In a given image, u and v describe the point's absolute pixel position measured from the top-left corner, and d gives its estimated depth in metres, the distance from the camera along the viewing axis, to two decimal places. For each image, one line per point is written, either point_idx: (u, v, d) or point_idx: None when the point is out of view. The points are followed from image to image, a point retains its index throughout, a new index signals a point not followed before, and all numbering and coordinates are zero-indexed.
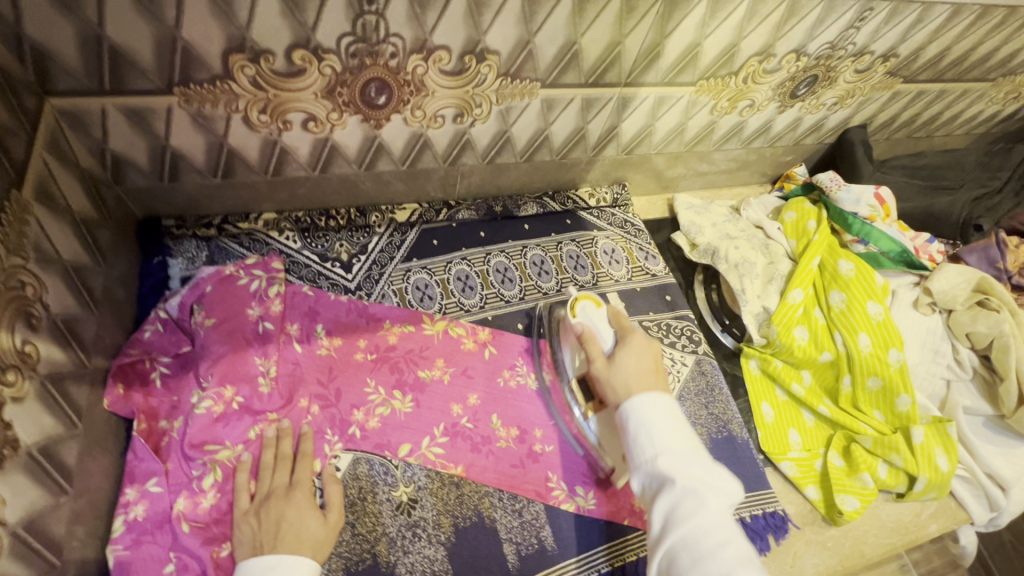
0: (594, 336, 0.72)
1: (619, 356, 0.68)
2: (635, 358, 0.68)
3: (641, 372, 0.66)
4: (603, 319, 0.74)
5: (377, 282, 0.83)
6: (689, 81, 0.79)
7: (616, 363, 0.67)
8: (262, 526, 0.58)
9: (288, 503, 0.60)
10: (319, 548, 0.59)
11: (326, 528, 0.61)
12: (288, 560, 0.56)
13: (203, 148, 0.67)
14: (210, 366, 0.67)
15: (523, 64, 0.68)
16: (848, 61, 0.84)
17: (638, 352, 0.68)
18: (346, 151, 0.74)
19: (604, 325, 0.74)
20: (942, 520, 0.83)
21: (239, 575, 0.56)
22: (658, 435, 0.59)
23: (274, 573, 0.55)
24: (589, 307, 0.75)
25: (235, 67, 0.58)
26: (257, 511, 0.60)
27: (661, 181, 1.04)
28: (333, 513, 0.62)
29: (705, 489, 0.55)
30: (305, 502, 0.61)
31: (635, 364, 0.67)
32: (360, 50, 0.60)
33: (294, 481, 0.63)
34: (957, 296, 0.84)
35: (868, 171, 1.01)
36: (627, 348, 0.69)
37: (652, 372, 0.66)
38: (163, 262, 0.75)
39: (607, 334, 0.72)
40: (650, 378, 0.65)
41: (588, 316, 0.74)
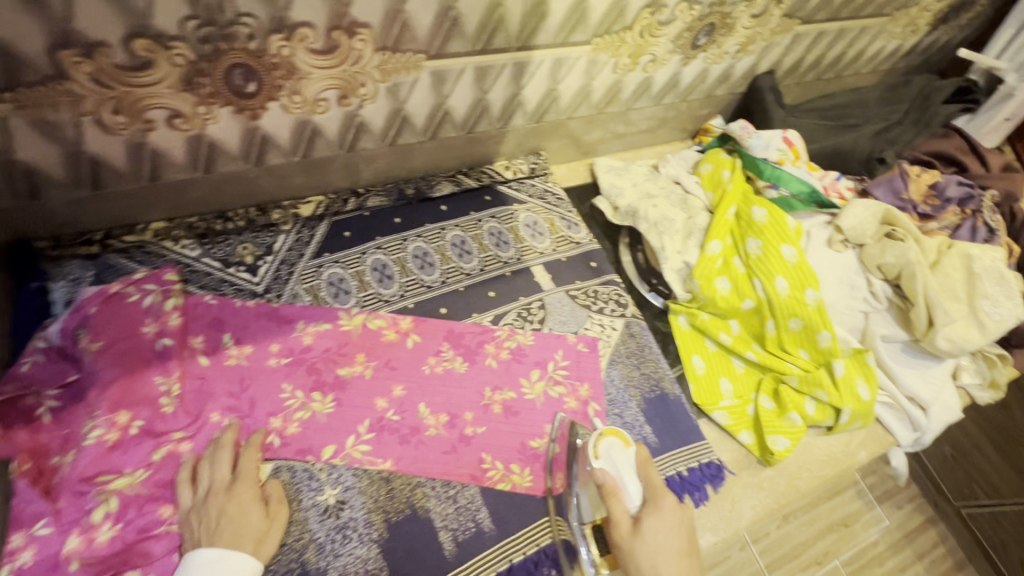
0: (618, 488, 0.60)
1: (648, 526, 0.56)
2: (666, 531, 0.56)
3: (671, 553, 0.54)
4: (630, 465, 0.63)
5: (286, 282, 0.79)
6: (583, 40, 0.77)
7: (643, 535, 0.55)
8: (207, 517, 0.58)
9: (226, 496, 0.60)
10: (263, 540, 0.59)
11: (268, 519, 0.61)
12: (231, 554, 0.55)
13: (57, 158, 0.61)
14: (99, 392, 0.62)
15: (400, 36, 0.64)
16: (741, 6, 0.84)
17: (671, 525, 0.56)
18: (227, 147, 0.69)
19: (630, 473, 0.62)
20: (870, 446, 0.87)
21: (180, 567, 0.55)
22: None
23: (217, 566, 0.54)
24: (614, 446, 0.65)
25: (69, 65, 0.53)
26: (200, 511, 0.59)
27: (580, 147, 1.03)
28: (275, 504, 0.62)
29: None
30: (250, 497, 0.60)
31: (667, 540, 0.55)
32: (211, 34, 0.55)
33: (239, 474, 0.62)
34: (865, 230, 0.86)
35: (779, 117, 1.01)
36: (658, 516, 0.57)
37: (684, 555, 0.54)
38: (41, 287, 0.69)
39: (632, 484, 0.61)
40: (684, 565, 0.54)
41: (613, 460, 0.63)
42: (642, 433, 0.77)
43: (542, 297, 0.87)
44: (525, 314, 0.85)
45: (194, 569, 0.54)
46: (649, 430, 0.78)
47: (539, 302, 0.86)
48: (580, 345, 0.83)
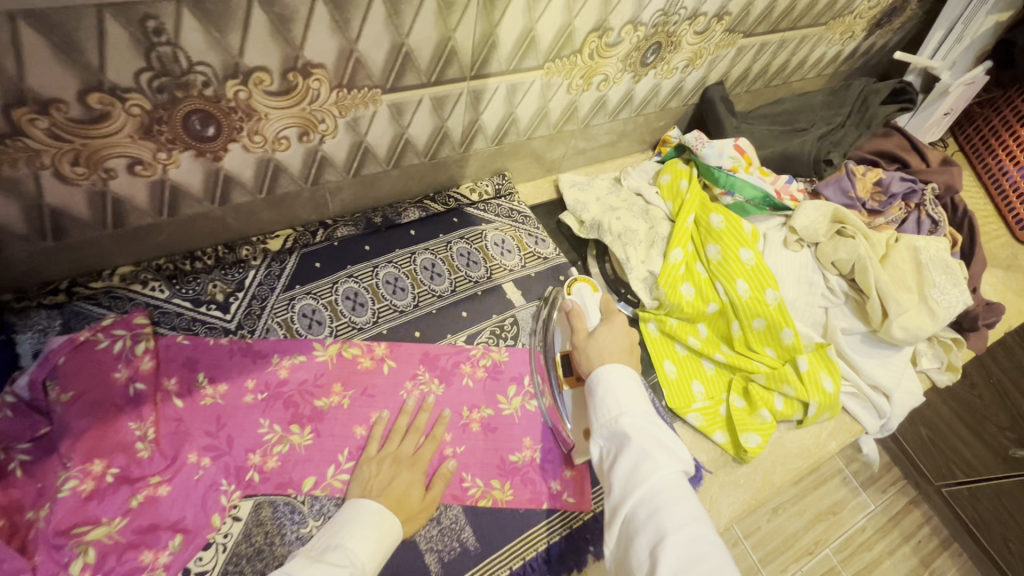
0: (581, 313, 0.81)
1: (599, 331, 0.74)
2: (614, 336, 0.73)
3: (615, 348, 0.71)
4: (594, 301, 0.85)
5: (258, 317, 0.79)
6: (535, 65, 0.80)
7: (595, 336, 0.73)
8: (380, 475, 0.68)
9: (408, 470, 0.69)
10: (413, 518, 0.65)
11: (425, 501, 0.68)
12: (380, 515, 0.61)
13: (18, 213, 0.61)
14: (71, 444, 0.62)
15: (354, 74, 0.66)
16: (684, 24, 0.88)
17: (617, 331, 0.74)
18: (190, 189, 0.70)
19: (593, 307, 0.84)
20: (840, 436, 0.90)
21: (351, 505, 0.63)
22: (623, 401, 0.62)
23: (371, 518, 0.61)
24: (583, 289, 0.87)
25: (24, 122, 0.53)
26: (380, 466, 0.69)
27: (544, 164, 1.06)
28: (433, 489, 0.69)
29: (659, 437, 0.58)
30: (417, 480, 0.68)
31: (613, 340, 0.72)
32: (166, 84, 0.56)
33: (415, 453, 0.72)
34: (818, 229, 0.90)
35: (732, 125, 1.05)
36: (608, 325, 0.75)
37: (625, 350, 0.71)
38: (8, 340, 0.68)
39: (594, 314, 0.83)
40: (623, 354, 0.70)
41: (582, 296, 0.86)
42: None
43: (514, 313, 0.89)
44: (499, 331, 0.87)
45: (362, 514, 0.61)
46: None
47: (511, 319, 0.88)
48: None
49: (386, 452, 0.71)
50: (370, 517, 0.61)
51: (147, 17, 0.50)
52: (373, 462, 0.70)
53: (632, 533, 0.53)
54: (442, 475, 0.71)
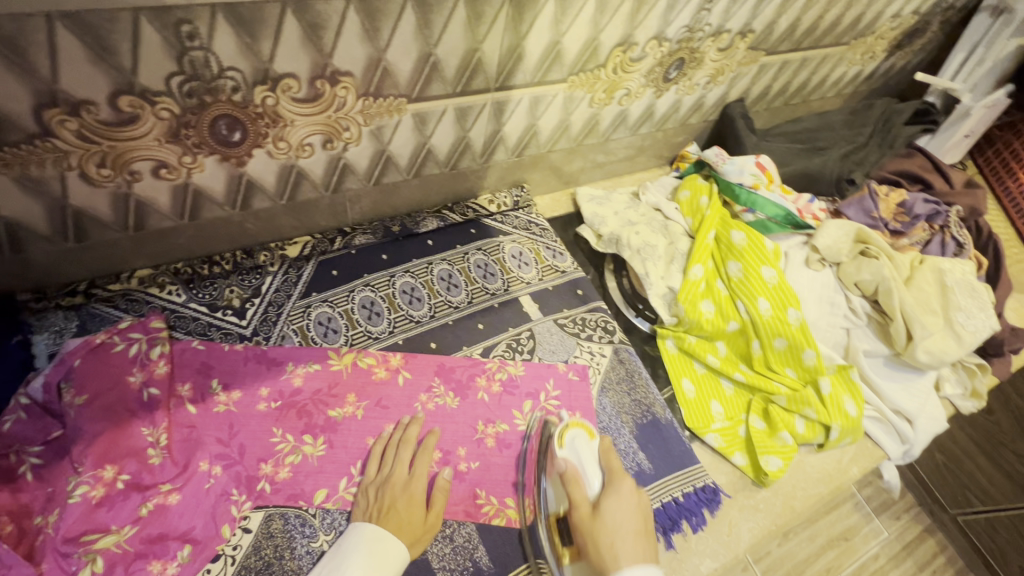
0: (579, 478, 0.68)
1: (606, 503, 0.63)
2: (624, 512, 0.62)
3: (630, 532, 0.60)
4: (592, 456, 0.70)
5: (274, 324, 0.78)
6: (560, 78, 0.80)
7: (602, 515, 0.62)
8: (376, 502, 0.65)
9: (403, 493, 0.66)
10: (416, 541, 0.64)
11: (428, 524, 0.65)
12: (382, 541, 0.61)
13: (41, 213, 0.61)
14: (84, 448, 0.61)
15: (382, 82, 0.66)
16: (708, 41, 0.88)
17: (628, 504, 0.63)
18: (213, 194, 0.70)
19: (592, 464, 0.69)
20: (862, 461, 0.88)
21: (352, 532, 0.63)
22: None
23: (371, 547, 0.60)
24: (579, 437, 0.72)
25: (54, 123, 0.53)
26: (376, 489, 0.67)
27: (562, 177, 1.05)
28: (435, 512, 0.67)
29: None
30: (416, 501, 0.66)
31: (624, 518, 0.61)
32: (196, 88, 0.57)
33: (413, 474, 0.68)
34: (840, 249, 0.89)
35: (752, 142, 1.05)
36: (615, 496, 0.64)
37: (641, 533, 0.60)
38: (24, 340, 0.68)
39: (594, 475, 0.68)
40: (640, 540, 0.59)
41: (576, 449, 0.71)
42: (637, 460, 0.78)
43: (531, 327, 0.88)
44: (515, 344, 0.85)
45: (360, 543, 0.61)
46: (643, 456, 0.78)
47: (527, 332, 0.87)
48: (571, 374, 0.83)
49: (381, 476, 0.68)
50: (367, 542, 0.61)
51: (182, 22, 0.50)
52: (371, 488, 0.67)
53: None
54: (441, 489, 0.68)
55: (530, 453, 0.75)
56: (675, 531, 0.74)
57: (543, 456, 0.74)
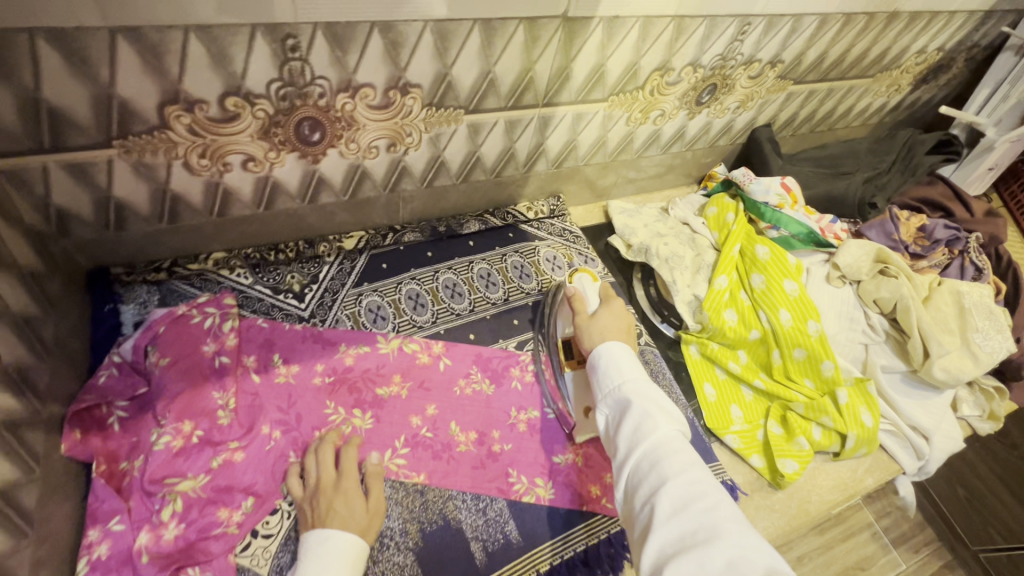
0: (581, 299, 0.84)
1: (599, 313, 0.79)
2: (613, 317, 0.78)
3: (615, 327, 0.76)
4: (594, 290, 0.87)
5: (330, 309, 0.86)
6: (601, 97, 0.87)
7: (596, 317, 0.78)
8: (315, 511, 0.65)
9: (336, 494, 0.67)
10: (367, 529, 0.65)
11: (372, 509, 0.67)
12: (335, 535, 0.62)
13: (146, 196, 0.70)
14: (167, 403, 0.68)
15: (445, 94, 0.74)
16: (740, 69, 0.94)
17: (618, 314, 0.78)
18: (287, 187, 0.78)
19: (593, 294, 0.86)
20: (877, 473, 0.91)
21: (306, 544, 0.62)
22: (623, 369, 0.66)
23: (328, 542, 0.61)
24: (584, 279, 0.89)
25: (171, 117, 0.62)
26: (311, 501, 0.67)
27: (595, 190, 1.12)
28: (374, 497, 0.69)
29: (655, 397, 0.63)
30: (353, 492, 0.67)
31: (614, 322, 0.77)
32: (290, 93, 0.65)
33: (341, 471, 0.69)
34: (860, 267, 0.93)
35: (777, 165, 1.11)
36: (608, 308, 0.79)
37: (624, 330, 0.76)
38: (114, 309, 0.76)
39: (593, 299, 0.85)
40: (621, 334, 0.75)
41: (583, 285, 0.87)
42: None
43: None
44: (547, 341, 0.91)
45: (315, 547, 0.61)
46: None
47: None
48: None
49: (314, 483, 0.68)
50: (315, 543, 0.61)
51: (288, 36, 0.59)
52: (306, 501, 0.67)
53: (637, 480, 0.58)
54: (373, 475, 0.71)
55: (545, 304, 0.94)
56: None
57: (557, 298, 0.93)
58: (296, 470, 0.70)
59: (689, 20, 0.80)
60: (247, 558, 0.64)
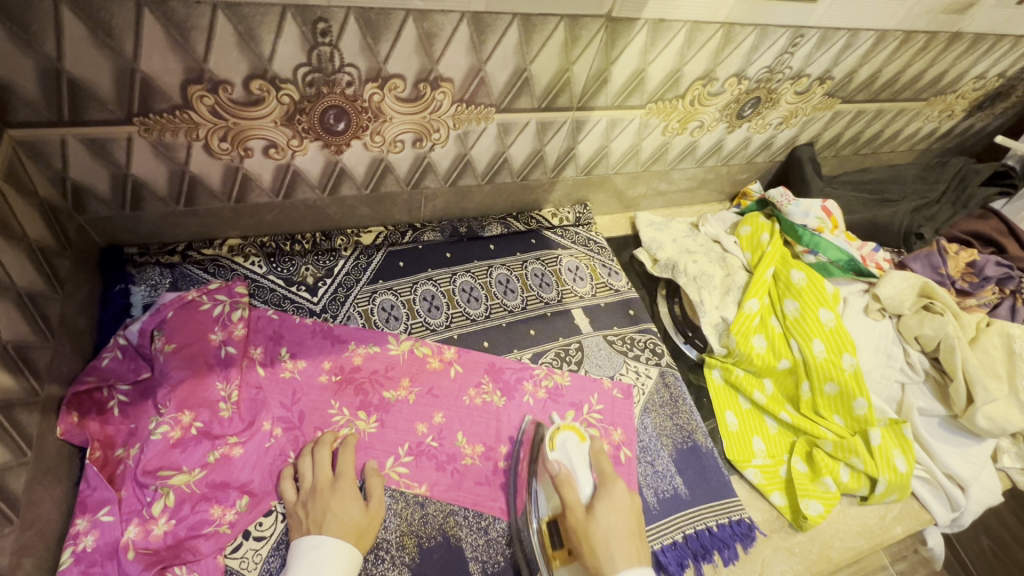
0: (571, 482, 0.67)
1: (600, 508, 0.63)
2: (616, 514, 0.62)
3: (623, 535, 0.60)
4: (582, 457, 0.70)
5: (342, 304, 0.83)
6: (638, 104, 0.83)
7: (598, 520, 0.61)
8: (310, 513, 0.62)
9: (334, 495, 0.64)
10: (363, 534, 0.62)
11: (368, 515, 0.64)
12: (330, 540, 0.59)
13: (163, 175, 0.68)
14: (168, 391, 0.65)
15: (477, 91, 0.71)
16: (787, 83, 0.90)
17: (621, 507, 0.63)
18: (308, 177, 0.76)
19: (583, 467, 0.69)
20: (906, 521, 0.85)
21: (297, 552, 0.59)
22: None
23: (321, 549, 0.58)
24: (569, 440, 0.72)
25: (194, 97, 0.60)
26: (305, 504, 0.64)
27: (623, 200, 1.08)
28: (374, 501, 0.66)
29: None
30: (350, 494, 0.65)
31: (618, 522, 0.61)
32: (317, 79, 0.63)
33: (339, 472, 0.67)
34: (903, 301, 0.88)
35: (817, 187, 1.05)
36: (608, 500, 0.63)
37: (634, 536, 0.61)
38: (124, 289, 0.75)
39: (585, 480, 0.67)
40: (635, 544, 0.60)
41: (567, 451, 0.70)
42: (673, 484, 0.78)
43: (580, 339, 0.89)
44: (564, 354, 0.87)
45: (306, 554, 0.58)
46: (680, 480, 0.79)
47: (576, 344, 0.89)
48: (615, 391, 0.84)
49: (312, 483, 0.65)
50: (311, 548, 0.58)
51: (319, 20, 0.57)
52: (300, 505, 0.64)
53: None
54: (372, 476, 0.68)
55: (522, 456, 0.75)
56: (706, 559, 0.73)
57: (537, 460, 0.73)
58: (290, 473, 0.66)
59: (739, 29, 0.76)
60: (236, 561, 0.61)
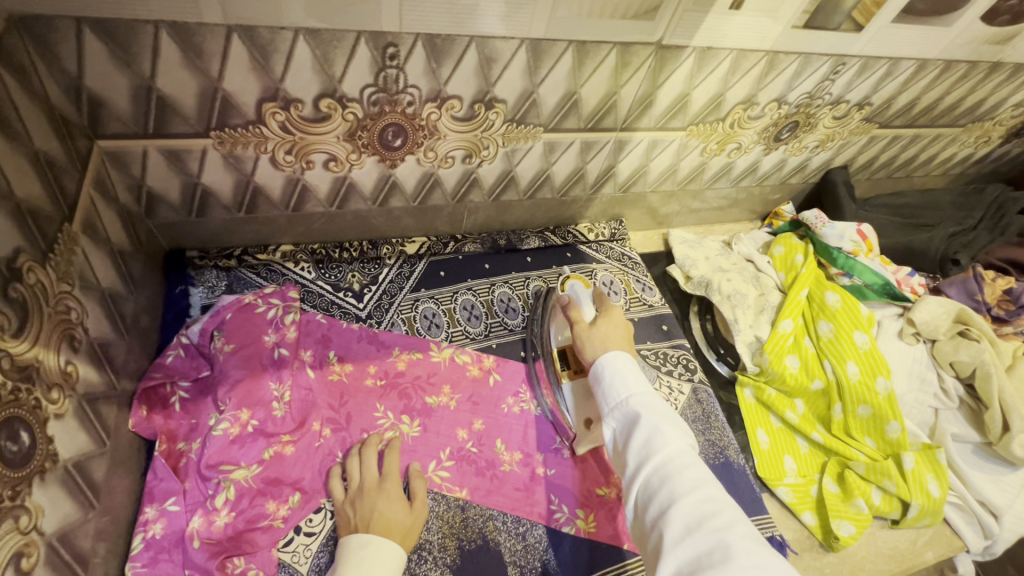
0: (577, 307, 0.79)
1: (598, 321, 0.73)
2: (612, 324, 0.72)
3: (615, 337, 0.70)
4: (588, 297, 0.83)
5: (386, 311, 0.86)
6: (680, 126, 0.86)
7: (595, 327, 0.72)
8: (358, 512, 0.65)
9: (381, 496, 0.66)
10: (408, 533, 0.65)
11: (413, 516, 0.67)
12: (377, 539, 0.61)
13: (230, 185, 0.72)
14: (228, 390, 0.69)
15: (527, 111, 0.74)
16: (826, 108, 0.91)
17: (617, 321, 0.73)
18: (362, 188, 0.79)
19: (588, 302, 0.82)
20: (938, 547, 0.85)
21: (343, 549, 0.61)
22: (629, 382, 0.61)
23: (368, 548, 0.60)
24: (577, 287, 0.86)
25: (267, 113, 0.64)
26: (353, 503, 0.66)
27: (656, 217, 1.10)
28: (417, 502, 0.68)
29: (663, 409, 0.58)
30: (395, 496, 0.67)
31: (614, 329, 0.72)
32: (381, 99, 0.66)
33: (384, 474, 0.69)
34: (938, 326, 0.88)
35: (851, 210, 1.06)
36: (606, 315, 0.74)
37: (623, 340, 0.70)
38: (185, 291, 0.79)
39: (589, 308, 0.80)
40: (623, 343, 0.70)
41: (576, 294, 0.85)
42: None
43: None
44: None
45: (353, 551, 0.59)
46: None
47: None
48: None
49: (359, 484, 0.68)
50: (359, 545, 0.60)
51: (389, 45, 0.60)
52: (348, 505, 0.66)
53: (649, 498, 0.52)
54: (416, 478, 0.71)
55: (537, 308, 0.91)
56: None
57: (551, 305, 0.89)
58: (339, 473, 0.69)
59: (783, 56, 0.78)
60: (288, 555, 0.64)
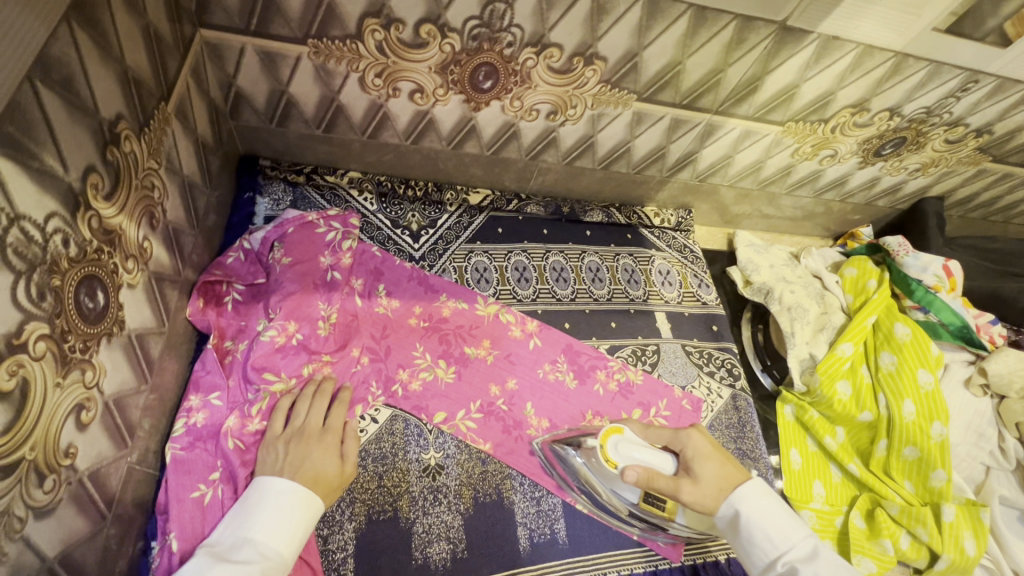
0: (656, 472, 0.59)
1: (695, 467, 0.58)
2: (705, 459, 0.58)
3: (725, 472, 0.58)
4: (642, 443, 0.61)
5: (440, 256, 0.85)
6: (778, 120, 0.81)
7: (702, 480, 0.57)
8: (280, 461, 0.59)
9: (318, 445, 0.61)
10: (329, 493, 0.59)
11: (341, 476, 0.61)
12: (300, 493, 0.55)
13: (315, 100, 0.72)
14: (280, 300, 0.69)
15: (625, 75, 0.71)
16: (940, 129, 0.84)
17: (705, 451, 0.59)
18: (440, 127, 0.78)
19: (649, 450, 0.61)
20: None
21: (253, 489, 0.56)
22: (774, 530, 0.53)
23: (289, 499, 0.54)
24: (617, 440, 0.62)
25: (366, 30, 0.63)
26: (286, 444, 0.61)
27: (725, 215, 1.06)
28: (348, 464, 0.62)
29: (824, 555, 0.52)
30: (331, 449, 0.62)
31: (717, 463, 0.58)
32: (481, 34, 0.64)
33: (328, 425, 0.64)
34: (1012, 382, 0.81)
35: (938, 244, 1.00)
36: (694, 455, 0.59)
37: (727, 461, 0.59)
38: (252, 198, 0.80)
39: (660, 458, 0.60)
40: (729, 465, 0.58)
41: (628, 451, 0.61)
42: None
43: (658, 343, 0.89)
44: (640, 354, 0.87)
45: (269, 494, 0.55)
46: None
47: (654, 347, 0.88)
48: (684, 402, 0.84)
49: (293, 430, 0.62)
50: (237, 506, 0.55)
51: None
52: (279, 445, 0.61)
53: None
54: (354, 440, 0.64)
55: (564, 478, 0.73)
56: None
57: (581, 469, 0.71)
58: (285, 407, 0.64)
59: (911, 61, 0.72)
60: None
